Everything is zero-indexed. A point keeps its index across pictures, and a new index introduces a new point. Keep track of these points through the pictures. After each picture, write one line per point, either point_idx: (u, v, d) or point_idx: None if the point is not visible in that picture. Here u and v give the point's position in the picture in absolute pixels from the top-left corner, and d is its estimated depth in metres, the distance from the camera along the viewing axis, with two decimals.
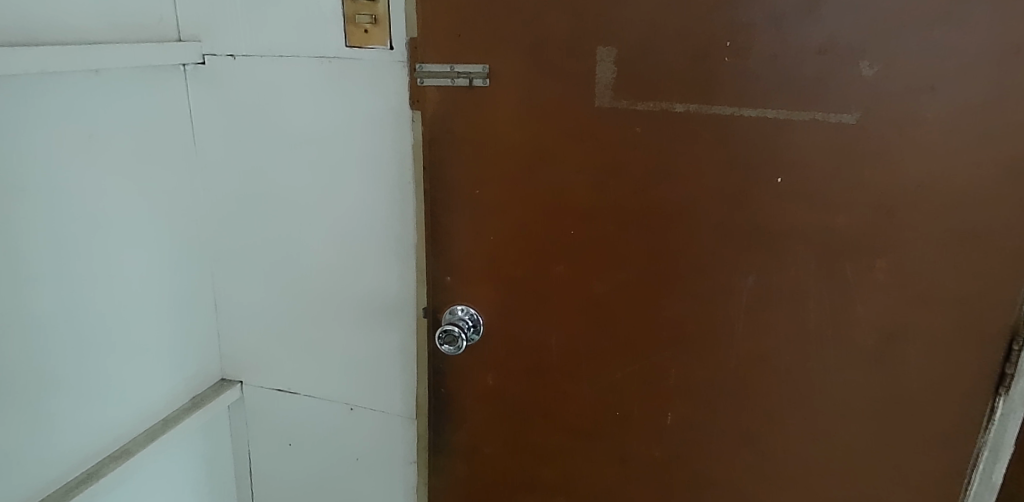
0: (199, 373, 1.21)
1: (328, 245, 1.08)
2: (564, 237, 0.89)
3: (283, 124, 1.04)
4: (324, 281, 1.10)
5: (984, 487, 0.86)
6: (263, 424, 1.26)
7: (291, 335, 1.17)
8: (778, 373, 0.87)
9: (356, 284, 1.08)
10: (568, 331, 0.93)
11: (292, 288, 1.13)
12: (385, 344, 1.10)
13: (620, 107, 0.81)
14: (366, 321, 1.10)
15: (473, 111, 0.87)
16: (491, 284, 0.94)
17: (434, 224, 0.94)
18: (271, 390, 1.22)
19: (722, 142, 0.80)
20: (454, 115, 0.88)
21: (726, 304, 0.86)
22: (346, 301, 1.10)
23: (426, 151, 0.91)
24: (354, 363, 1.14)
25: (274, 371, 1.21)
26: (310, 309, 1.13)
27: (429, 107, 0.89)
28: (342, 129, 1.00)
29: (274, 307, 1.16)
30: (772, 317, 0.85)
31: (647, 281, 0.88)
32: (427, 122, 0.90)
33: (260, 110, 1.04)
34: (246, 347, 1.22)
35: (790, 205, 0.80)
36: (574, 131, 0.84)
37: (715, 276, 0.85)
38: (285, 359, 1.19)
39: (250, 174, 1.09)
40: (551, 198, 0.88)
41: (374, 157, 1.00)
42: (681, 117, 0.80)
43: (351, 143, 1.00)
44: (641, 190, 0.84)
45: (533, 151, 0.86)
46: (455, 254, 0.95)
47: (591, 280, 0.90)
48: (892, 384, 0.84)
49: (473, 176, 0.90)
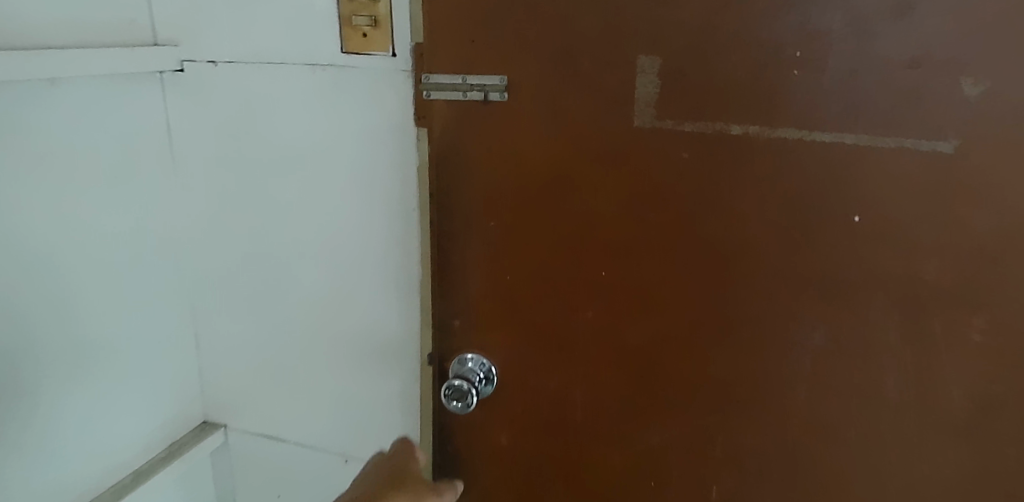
0: (178, 415, 1.09)
1: (321, 277, 0.95)
2: (594, 279, 0.76)
3: (270, 141, 0.91)
4: (318, 318, 0.98)
5: None
6: (250, 473, 1.13)
7: (280, 376, 1.04)
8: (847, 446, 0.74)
9: (352, 323, 0.96)
10: (596, 387, 0.80)
11: (281, 326, 1.01)
12: (385, 392, 0.97)
13: (663, 128, 0.68)
14: (364, 365, 0.97)
15: (489, 130, 0.74)
16: (507, 329, 0.81)
17: (442, 260, 0.81)
18: (257, 436, 1.10)
19: (787, 172, 0.66)
20: (465, 135, 0.75)
21: (787, 362, 0.73)
22: (342, 343, 0.98)
23: (432, 175, 0.78)
24: (351, 410, 1.01)
25: (261, 415, 1.08)
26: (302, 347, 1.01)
27: (435, 126, 0.76)
28: (338, 149, 0.88)
29: (261, 345, 1.04)
30: (842, 381, 0.71)
31: (693, 332, 0.75)
32: (434, 142, 0.77)
33: (246, 126, 0.92)
34: (230, 386, 1.09)
35: (869, 249, 0.66)
36: (608, 155, 0.71)
37: (774, 328, 0.72)
38: (272, 403, 1.06)
39: (236, 198, 0.97)
40: (577, 234, 0.74)
41: (374, 181, 0.87)
42: (738, 141, 0.67)
43: (348, 166, 0.88)
44: (687, 225, 0.71)
45: (558, 178, 0.73)
46: (466, 295, 0.81)
47: (626, 329, 0.77)
48: (986, 465, 0.69)
49: (488, 205, 0.77)
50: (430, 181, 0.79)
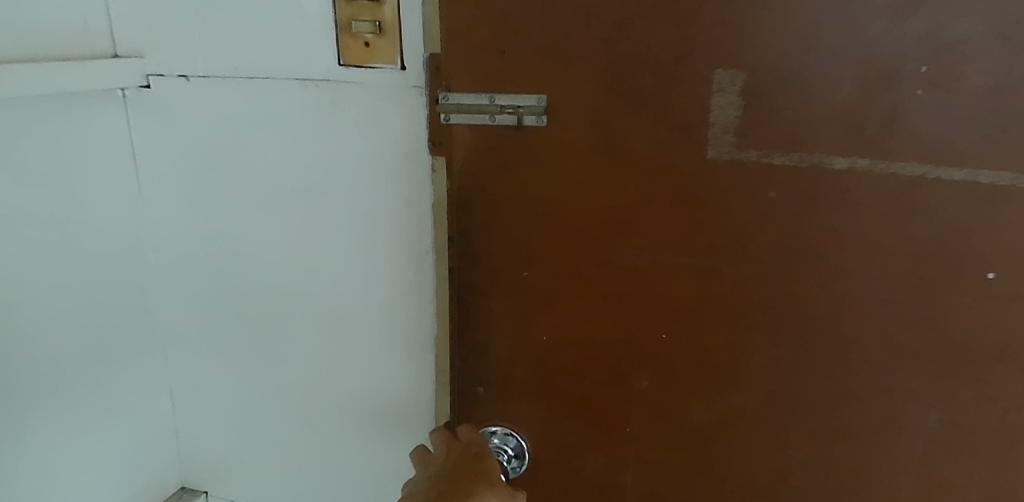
0: (152, 483, 0.95)
1: (317, 328, 0.81)
2: (652, 343, 0.61)
3: (254, 170, 0.77)
4: (313, 374, 0.84)
5: None
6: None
7: (270, 440, 0.90)
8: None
9: (354, 383, 0.82)
10: (652, 477, 0.64)
11: (271, 383, 0.87)
12: (393, 461, 0.84)
13: (745, 161, 0.55)
14: (369, 430, 0.83)
15: (522, 162, 0.60)
16: (541, 401, 0.66)
17: (462, 316, 0.67)
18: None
19: (908, 217, 0.52)
20: (492, 167, 0.61)
21: (905, 458, 0.57)
22: (342, 404, 0.84)
23: (451, 215, 0.65)
24: (353, 480, 0.87)
25: (248, 482, 0.94)
26: (295, 407, 0.87)
27: (455, 155, 0.63)
28: (335, 181, 0.74)
29: (248, 403, 0.90)
30: (982, 487, 0.55)
31: (778, 414, 0.59)
32: (455, 175, 0.63)
33: (226, 153, 0.78)
34: (211, 448, 0.95)
35: (1005, 314, 0.51)
36: (672, 194, 0.57)
37: (887, 415, 0.56)
38: (261, 469, 0.92)
39: (216, 237, 0.83)
40: (632, 289, 0.60)
41: (378, 219, 0.73)
42: (840, 178, 0.53)
43: (347, 201, 0.74)
44: (773, 282, 0.56)
45: (609, 222, 0.59)
46: (491, 358, 0.67)
47: (691, 407, 0.62)
48: None
49: (519, 253, 0.63)
50: (449, 221, 0.65)
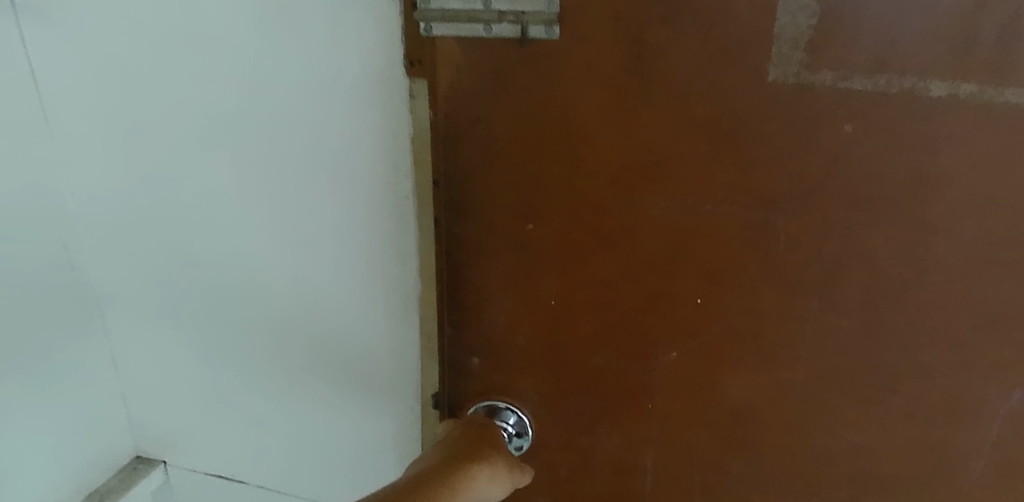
0: (102, 453, 0.87)
1: (279, 286, 0.70)
2: (683, 309, 0.52)
3: (188, 99, 0.63)
4: (280, 337, 0.73)
5: None
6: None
7: (235, 408, 0.81)
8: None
9: (324, 350, 0.72)
10: (673, 450, 0.59)
11: (231, 348, 0.77)
12: (370, 431, 0.76)
13: (815, 86, 0.42)
14: (343, 400, 0.75)
15: (526, 88, 0.47)
16: (548, 371, 0.57)
17: (453, 276, 0.56)
18: (207, 474, 0.89)
19: (1016, 162, 0.41)
20: (486, 96, 0.48)
21: (969, 443, 0.51)
22: (311, 373, 0.74)
23: (436, 156, 0.52)
24: (326, 450, 0.79)
25: (212, 449, 0.86)
26: (261, 371, 0.77)
27: (440, 80, 0.49)
28: (288, 116, 0.60)
29: (207, 369, 0.80)
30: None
31: (822, 383, 0.52)
32: (439, 104, 0.50)
33: (149, 81, 0.63)
34: (168, 415, 0.86)
35: None
36: (717, 131, 0.45)
37: (951, 394, 0.49)
38: (225, 438, 0.84)
39: (149, 184, 0.69)
40: (661, 248, 0.50)
41: (344, 161, 0.60)
42: (935, 109, 0.41)
43: (303, 142, 0.61)
44: (838, 240, 0.47)
45: (637, 165, 0.47)
46: (488, 325, 0.57)
47: (726, 379, 0.54)
48: None
49: (523, 203, 0.51)
50: (434, 163, 0.52)
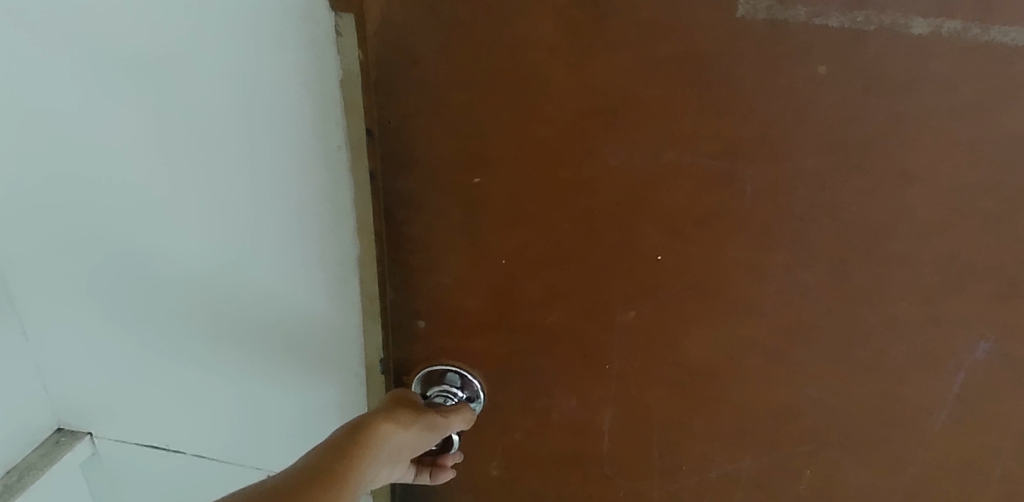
0: (19, 426, 0.82)
1: (202, 249, 0.64)
2: (643, 266, 0.49)
3: (70, 38, 0.54)
4: (210, 300, 0.68)
5: None
6: (139, 480, 0.90)
7: (169, 377, 0.77)
8: (973, 484, 0.56)
9: (259, 316, 0.67)
10: (631, 407, 0.58)
11: (160, 315, 0.71)
12: (313, 396, 0.72)
13: (790, 23, 0.38)
14: (284, 366, 0.71)
15: (466, 22, 0.40)
16: (501, 332, 0.54)
17: (394, 236, 0.50)
18: (141, 445, 0.84)
19: (992, 104, 0.39)
20: (421, 32, 0.41)
21: (918, 383, 0.52)
22: (249, 339, 0.70)
23: (368, 103, 0.45)
24: (267, 417, 0.76)
25: (142, 418, 0.82)
26: (192, 335, 0.72)
27: (367, 15, 0.41)
28: (195, 60, 0.52)
29: (134, 337, 0.74)
30: (990, 409, 0.52)
31: (783, 335, 0.51)
32: (367, 43, 0.42)
33: (22, 16, 0.54)
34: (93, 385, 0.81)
35: None
36: (682, 74, 0.40)
37: (908, 341, 0.50)
38: (160, 407, 0.80)
39: (42, 136, 0.61)
40: (619, 203, 0.46)
41: (266, 112, 0.53)
42: (915, 50, 0.38)
43: (215, 90, 0.53)
44: (806, 194, 0.44)
45: (595, 111, 0.42)
46: (434, 287, 0.52)
47: (685, 336, 0.53)
48: None
49: (469, 154, 0.45)
50: (367, 111, 0.45)
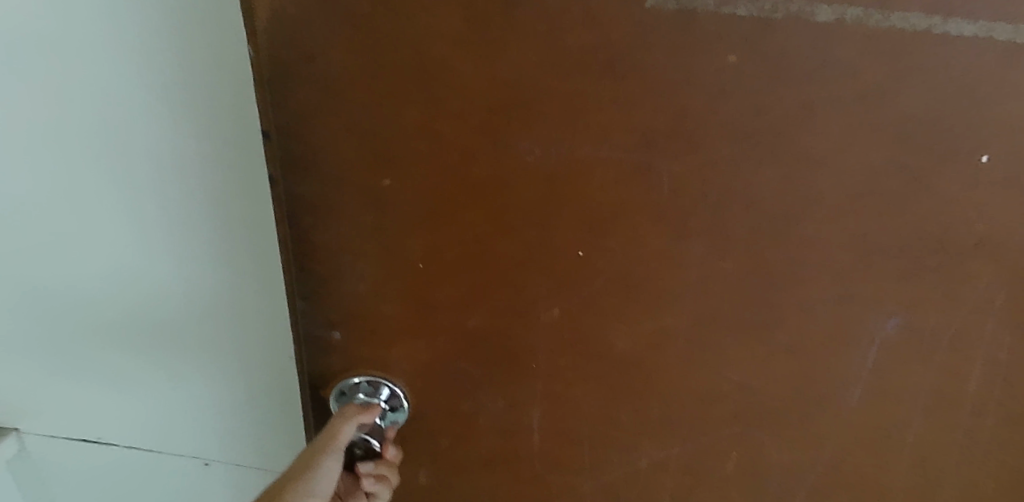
0: None
1: (109, 245, 0.60)
2: (565, 262, 0.47)
3: None
4: (122, 299, 0.64)
5: None
6: (69, 484, 0.81)
7: (78, 383, 0.71)
8: (883, 453, 0.59)
9: (179, 305, 0.64)
10: (559, 404, 0.57)
11: (63, 318, 0.66)
12: (247, 379, 0.70)
13: (698, 11, 0.37)
14: (211, 355, 0.68)
15: (368, 13, 0.37)
16: (422, 338, 0.51)
17: (300, 247, 0.46)
18: (56, 453, 0.78)
19: (892, 91, 0.40)
20: (318, 24, 0.37)
21: (831, 363, 0.54)
22: (170, 331, 0.66)
23: (261, 104, 0.40)
24: (199, 407, 0.74)
25: (59, 425, 0.75)
26: (104, 336, 0.67)
27: (255, 7, 0.36)
28: (74, 40, 0.47)
29: (29, 346, 0.68)
30: (897, 382, 0.54)
31: (706, 324, 0.52)
32: (257, 37, 0.37)
33: None
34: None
35: (986, 197, 0.44)
36: (596, 66, 0.39)
37: (822, 322, 0.51)
38: (69, 415, 0.74)
39: None
40: (536, 199, 0.44)
41: (176, 92, 0.50)
42: (820, 36, 0.38)
43: (102, 70, 0.49)
44: (722, 182, 0.44)
45: (507, 106, 0.40)
46: (348, 296, 0.49)
47: (610, 330, 0.52)
48: None
49: (376, 156, 0.42)
50: (260, 111, 0.40)
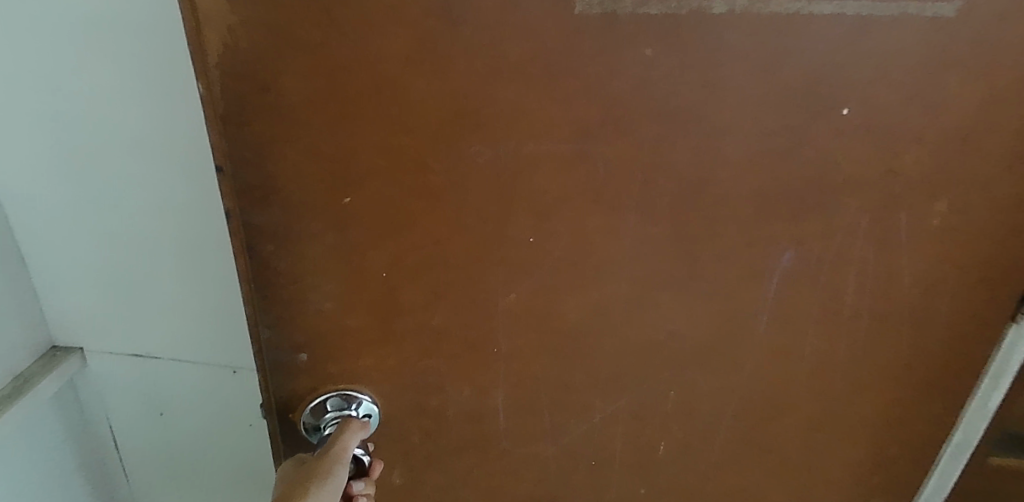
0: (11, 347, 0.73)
1: (186, 193, 0.65)
2: (520, 250, 0.51)
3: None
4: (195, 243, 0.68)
5: (974, 417, 0.74)
6: (133, 406, 0.83)
7: (124, 326, 0.76)
8: (792, 368, 0.69)
9: (179, 215, 0.66)
10: (521, 383, 0.60)
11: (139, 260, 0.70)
12: None
13: (620, 13, 0.42)
14: (202, 254, 0.69)
15: (318, 41, 0.38)
16: (390, 345, 0.53)
17: (261, 273, 0.46)
18: (129, 381, 0.80)
19: (774, 65, 0.47)
20: (271, 56, 0.38)
21: (745, 300, 0.62)
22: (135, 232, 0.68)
23: (214, 139, 0.40)
24: (214, 324, 0.75)
25: (130, 359, 0.78)
26: (178, 277, 0.71)
27: (207, 45, 0.37)
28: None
29: (93, 287, 0.73)
30: (797, 305, 0.64)
31: (647, 287, 0.57)
32: (209, 73, 0.38)
33: None
34: (4, 358, 0.72)
35: (850, 144, 0.53)
36: (536, 71, 0.42)
37: (736, 264, 0.59)
38: (128, 355, 0.78)
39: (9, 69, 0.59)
40: (489, 196, 0.47)
41: None
42: (718, 25, 0.44)
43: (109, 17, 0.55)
44: (647, 156, 0.49)
45: (456, 116, 0.43)
46: (314, 317, 0.49)
47: (562, 306, 0.56)
48: (912, 341, 0.68)
49: (334, 175, 0.43)
50: (212, 145, 0.41)
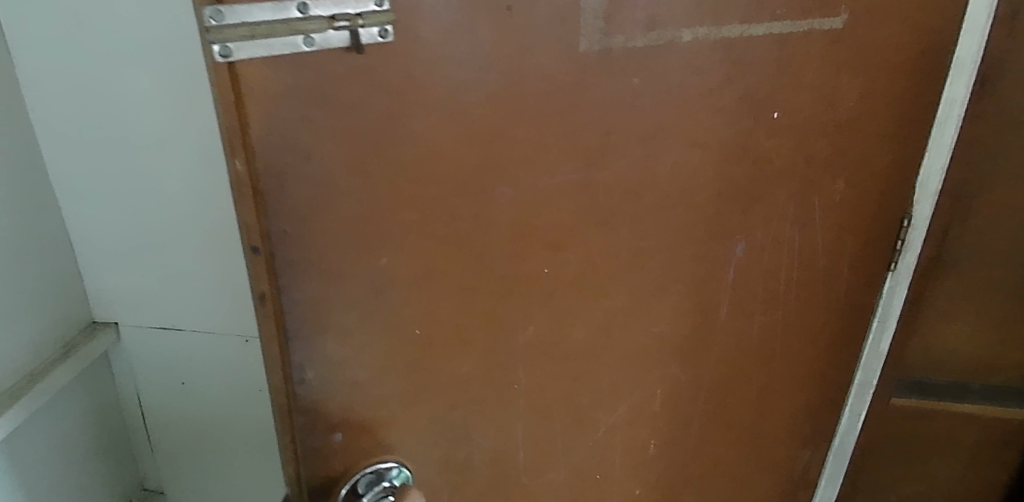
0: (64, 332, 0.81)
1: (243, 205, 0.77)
2: (536, 282, 0.52)
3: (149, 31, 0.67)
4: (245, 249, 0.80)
5: (873, 357, 0.87)
6: (163, 384, 0.89)
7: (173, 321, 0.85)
8: (748, 346, 0.77)
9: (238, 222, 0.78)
10: (535, 415, 0.60)
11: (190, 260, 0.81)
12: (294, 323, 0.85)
13: (613, 49, 0.45)
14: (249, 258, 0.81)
15: (357, 102, 0.37)
16: (421, 405, 0.51)
17: (297, 353, 0.43)
18: (167, 370, 0.88)
19: (726, 81, 0.54)
20: (312, 123, 0.36)
21: (712, 294, 0.68)
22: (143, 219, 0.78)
23: (252, 217, 0.38)
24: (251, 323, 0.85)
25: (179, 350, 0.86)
26: (227, 280, 0.81)
27: (247, 119, 0.35)
28: None
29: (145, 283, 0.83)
30: (751, 289, 0.72)
31: (637, 298, 0.61)
32: (250, 148, 0.36)
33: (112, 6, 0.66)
34: (48, 340, 0.79)
35: (781, 142, 0.61)
36: (547, 108, 0.45)
37: (705, 262, 0.65)
38: (170, 346, 0.87)
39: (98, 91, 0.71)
40: (510, 234, 0.48)
41: None
42: (686, 52, 0.49)
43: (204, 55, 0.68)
44: (636, 177, 0.53)
45: (480, 160, 0.43)
46: (350, 390, 0.46)
47: (568, 330, 0.57)
48: (832, 301, 0.79)
49: (369, 237, 0.41)
50: (246, 224, 0.39)
